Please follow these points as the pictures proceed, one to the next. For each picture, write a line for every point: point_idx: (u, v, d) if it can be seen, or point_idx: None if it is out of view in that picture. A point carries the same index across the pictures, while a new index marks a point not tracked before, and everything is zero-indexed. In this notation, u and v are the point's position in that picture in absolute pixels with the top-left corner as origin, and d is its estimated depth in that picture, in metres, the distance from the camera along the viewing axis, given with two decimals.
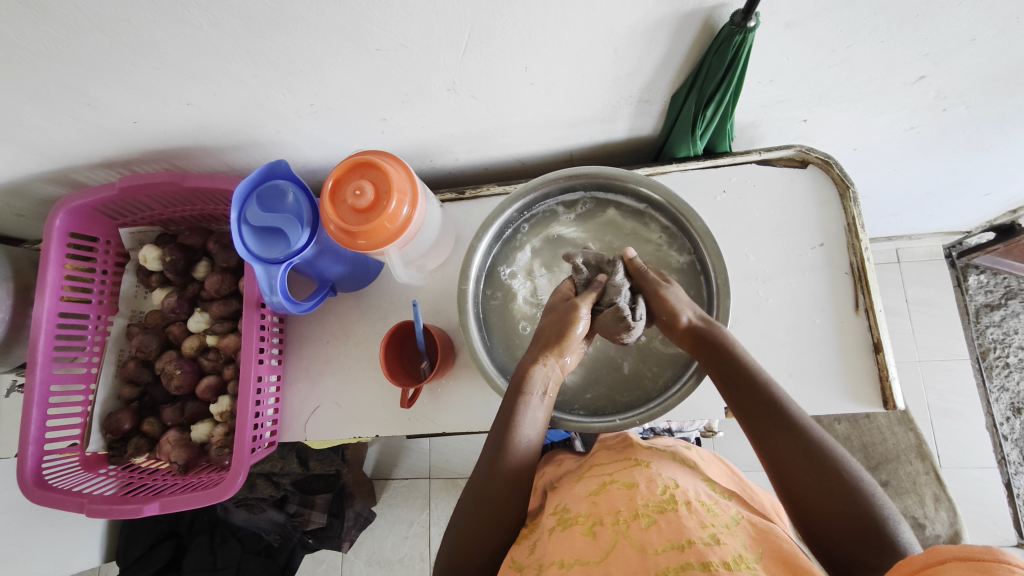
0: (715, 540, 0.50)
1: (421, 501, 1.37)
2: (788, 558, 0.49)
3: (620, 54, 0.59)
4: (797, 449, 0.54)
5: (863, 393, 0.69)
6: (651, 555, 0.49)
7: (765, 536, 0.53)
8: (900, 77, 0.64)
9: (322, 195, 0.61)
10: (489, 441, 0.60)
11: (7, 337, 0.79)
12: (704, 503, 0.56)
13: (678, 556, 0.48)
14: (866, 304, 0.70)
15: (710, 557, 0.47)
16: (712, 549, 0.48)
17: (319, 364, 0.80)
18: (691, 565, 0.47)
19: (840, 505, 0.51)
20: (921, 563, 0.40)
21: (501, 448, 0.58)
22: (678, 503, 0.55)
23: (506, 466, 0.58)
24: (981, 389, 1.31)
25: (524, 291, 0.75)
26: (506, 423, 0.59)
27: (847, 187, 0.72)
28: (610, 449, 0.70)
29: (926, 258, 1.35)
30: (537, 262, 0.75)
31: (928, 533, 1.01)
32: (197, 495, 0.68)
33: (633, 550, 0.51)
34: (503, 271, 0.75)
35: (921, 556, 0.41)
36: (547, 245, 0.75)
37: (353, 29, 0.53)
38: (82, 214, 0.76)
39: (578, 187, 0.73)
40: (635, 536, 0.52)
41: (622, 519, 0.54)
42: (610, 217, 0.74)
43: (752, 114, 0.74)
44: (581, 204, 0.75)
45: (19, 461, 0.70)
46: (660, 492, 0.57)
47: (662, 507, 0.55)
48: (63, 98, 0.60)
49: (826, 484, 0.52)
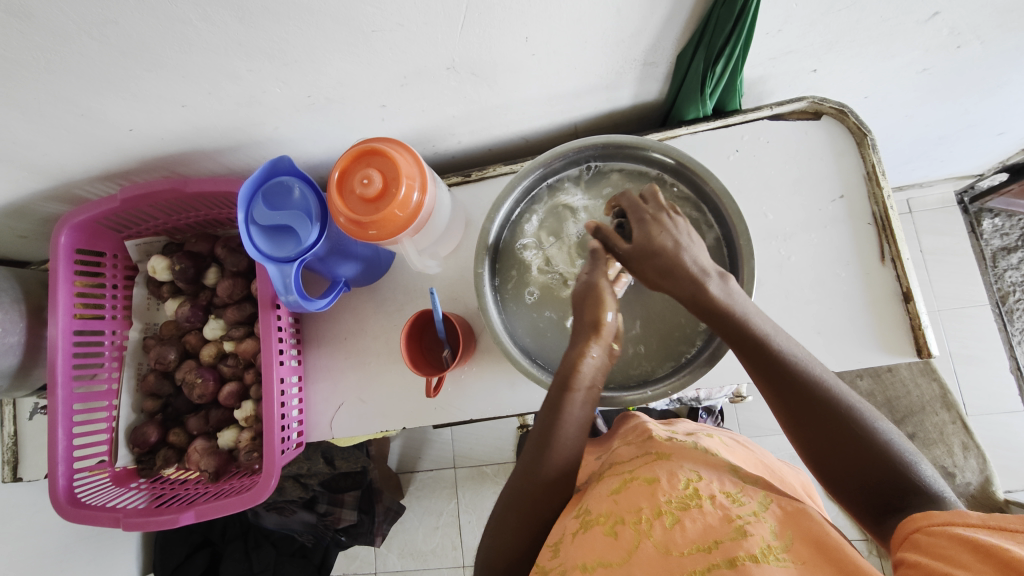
0: (742, 533, 0.46)
1: (448, 491, 1.38)
2: (820, 541, 0.44)
3: (623, 15, 0.57)
4: (811, 398, 0.53)
5: (896, 343, 0.67)
6: (675, 557, 0.47)
7: (795, 519, 0.48)
8: (913, 15, 0.62)
9: (330, 186, 0.60)
10: (530, 442, 0.59)
11: (23, 361, 0.79)
12: (729, 493, 0.52)
13: (705, 558, 0.45)
14: (892, 253, 0.68)
15: (737, 552, 0.44)
16: (739, 543, 0.45)
17: (340, 362, 0.79)
18: (718, 566, 0.44)
19: (872, 454, 0.50)
20: (943, 519, 0.40)
21: (541, 452, 0.57)
22: (702, 498, 0.52)
23: (546, 467, 0.57)
24: (1003, 333, 1.29)
25: (537, 262, 0.73)
26: (549, 426, 0.57)
27: (864, 134, 0.70)
28: (628, 445, 0.66)
29: (939, 206, 1.33)
30: (545, 231, 0.74)
31: (958, 482, 1.00)
32: (231, 500, 0.67)
33: (658, 551, 0.48)
34: (513, 247, 0.74)
35: (942, 513, 0.40)
36: (551, 214, 0.74)
37: (347, 11, 0.51)
38: (86, 229, 0.75)
39: (580, 158, 0.71)
40: (659, 535, 0.49)
41: (644, 518, 0.51)
42: (616, 183, 0.72)
43: (760, 68, 0.71)
44: (585, 173, 0.73)
45: (51, 481, 0.69)
46: (682, 486, 0.54)
47: (685, 504, 0.51)
48: (56, 110, 0.59)
49: (858, 440, 0.50)
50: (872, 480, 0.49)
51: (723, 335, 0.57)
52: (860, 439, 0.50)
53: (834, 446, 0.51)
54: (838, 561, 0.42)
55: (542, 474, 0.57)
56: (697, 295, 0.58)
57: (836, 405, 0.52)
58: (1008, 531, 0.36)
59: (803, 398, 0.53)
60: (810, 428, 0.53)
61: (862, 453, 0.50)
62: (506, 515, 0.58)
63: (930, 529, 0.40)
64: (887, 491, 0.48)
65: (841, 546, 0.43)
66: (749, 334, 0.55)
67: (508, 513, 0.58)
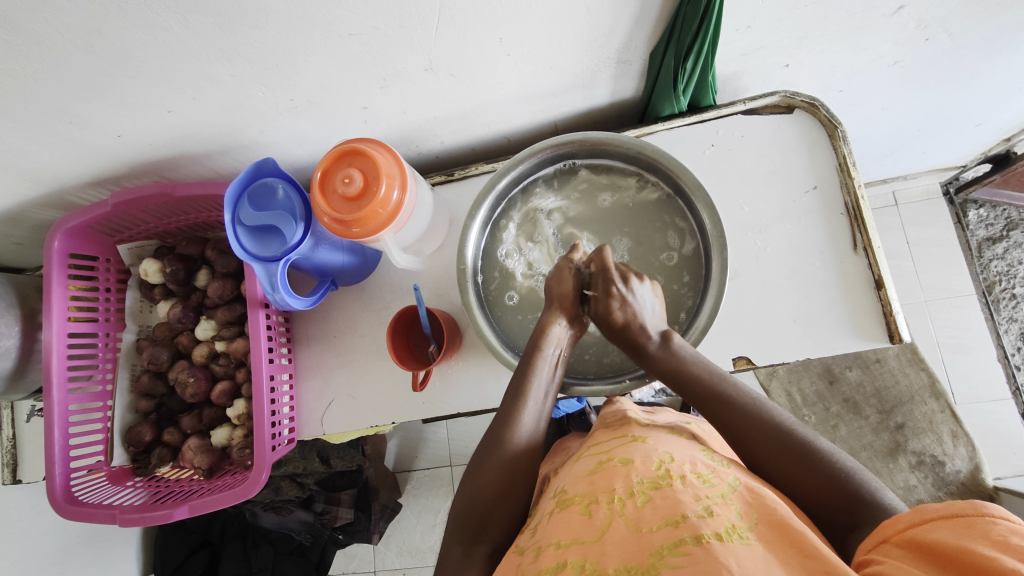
0: (709, 512, 0.48)
1: (445, 489, 1.39)
2: (780, 521, 0.47)
3: (593, 15, 0.59)
4: (766, 433, 0.56)
5: (870, 330, 0.69)
6: (646, 533, 0.48)
7: (760, 502, 0.50)
8: (879, 9, 0.64)
9: (312, 187, 0.61)
10: (492, 426, 0.63)
11: (18, 364, 0.81)
12: (700, 475, 0.54)
13: (672, 532, 0.47)
14: (864, 242, 0.70)
15: (703, 530, 0.46)
16: (705, 521, 0.46)
17: (329, 360, 0.81)
18: (685, 540, 0.45)
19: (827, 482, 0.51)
20: (908, 522, 0.40)
21: (503, 429, 0.62)
22: (673, 478, 0.53)
23: (512, 442, 0.61)
24: (989, 323, 1.30)
25: (520, 268, 0.75)
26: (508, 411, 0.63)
27: (835, 126, 0.72)
28: (606, 428, 0.68)
29: (924, 197, 1.34)
30: (522, 236, 0.76)
31: (948, 471, 1.01)
32: (224, 494, 0.69)
33: (628, 528, 0.49)
34: (496, 252, 0.76)
35: (906, 516, 0.41)
36: (526, 219, 0.76)
37: (323, 15, 0.53)
38: (78, 234, 0.77)
39: (551, 161, 0.74)
40: (631, 514, 0.50)
41: (618, 497, 0.53)
42: (584, 178, 0.75)
43: (733, 64, 0.73)
44: (556, 176, 0.76)
45: (48, 481, 0.71)
46: (655, 467, 0.55)
47: (657, 483, 0.52)
48: (45, 118, 0.60)
49: (809, 469, 0.52)
50: (824, 502, 0.51)
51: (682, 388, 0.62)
52: (810, 467, 0.52)
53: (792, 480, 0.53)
54: (798, 543, 0.44)
55: (506, 449, 0.60)
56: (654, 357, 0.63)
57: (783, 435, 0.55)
58: (960, 519, 0.37)
59: (755, 436, 0.56)
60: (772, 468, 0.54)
61: (816, 482, 0.51)
62: (476, 484, 0.60)
63: (898, 538, 0.40)
64: (842, 508, 0.49)
65: (800, 529, 0.46)
66: (701, 382, 0.61)
67: (472, 483, 0.60)
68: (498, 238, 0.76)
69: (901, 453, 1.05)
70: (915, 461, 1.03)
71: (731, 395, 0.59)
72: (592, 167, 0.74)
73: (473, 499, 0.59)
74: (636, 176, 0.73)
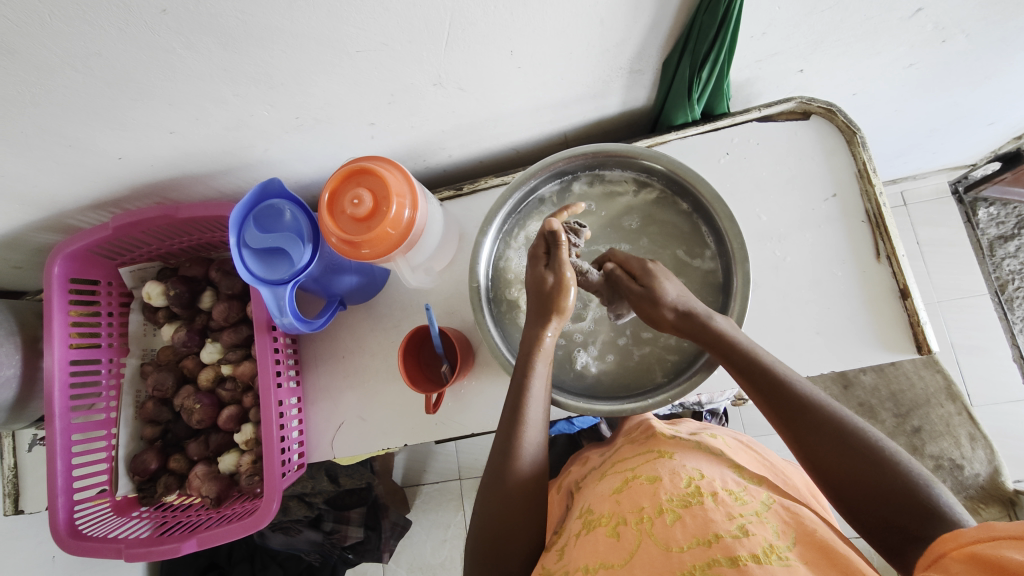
0: (744, 532, 0.46)
1: (455, 502, 1.37)
2: (821, 542, 0.45)
3: (607, 25, 0.57)
4: (821, 433, 0.51)
5: (895, 340, 0.67)
6: (676, 553, 0.47)
7: (798, 520, 0.48)
8: (896, 12, 0.62)
9: (320, 208, 0.60)
10: (488, 472, 0.59)
11: (20, 394, 0.79)
12: (732, 491, 0.52)
13: (705, 552, 0.45)
14: (887, 250, 0.68)
15: (738, 551, 0.44)
16: (740, 542, 0.45)
17: (339, 381, 0.79)
18: (718, 561, 0.44)
19: (893, 492, 0.47)
20: (971, 538, 0.39)
21: (490, 495, 0.57)
22: (704, 495, 0.51)
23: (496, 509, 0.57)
24: (1004, 322, 1.28)
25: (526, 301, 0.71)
26: (513, 408, 0.59)
27: (853, 132, 0.70)
28: (632, 442, 0.68)
29: (933, 197, 1.32)
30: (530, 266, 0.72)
31: (967, 474, 0.99)
32: (233, 527, 0.67)
33: (658, 548, 0.48)
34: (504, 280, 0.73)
35: (969, 531, 0.40)
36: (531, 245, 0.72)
37: (330, 33, 0.51)
38: (79, 258, 0.75)
39: (551, 177, 0.72)
40: (660, 533, 0.49)
41: (646, 516, 0.51)
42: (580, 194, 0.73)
43: (746, 70, 0.71)
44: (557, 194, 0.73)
45: (51, 515, 0.69)
46: (684, 484, 0.53)
47: (686, 501, 0.51)
48: (44, 143, 0.58)
49: (871, 471, 0.48)
50: (887, 510, 0.47)
51: (732, 367, 0.57)
52: (874, 468, 0.48)
53: (842, 479, 0.50)
54: (839, 565, 0.42)
55: (492, 523, 0.56)
56: (704, 327, 0.59)
57: (839, 427, 0.51)
58: None
59: (809, 432, 0.52)
60: (827, 462, 0.50)
61: (882, 488, 0.47)
62: (488, 503, 0.57)
63: (958, 550, 0.40)
64: (903, 518, 0.46)
65: (844, 551, 0.44)
66: (752, 361, 0.56)
67: (483, 521, 0.57)
68: (505, 270, 0.73)
69: (919, 457, 1.02)
70: (932, 464, 1.01)
71: (789, 383, 0.54)
72: (586, 180, 0.73)
73: (490, 531, 0.56)
74: (635, 183, 0.72)
